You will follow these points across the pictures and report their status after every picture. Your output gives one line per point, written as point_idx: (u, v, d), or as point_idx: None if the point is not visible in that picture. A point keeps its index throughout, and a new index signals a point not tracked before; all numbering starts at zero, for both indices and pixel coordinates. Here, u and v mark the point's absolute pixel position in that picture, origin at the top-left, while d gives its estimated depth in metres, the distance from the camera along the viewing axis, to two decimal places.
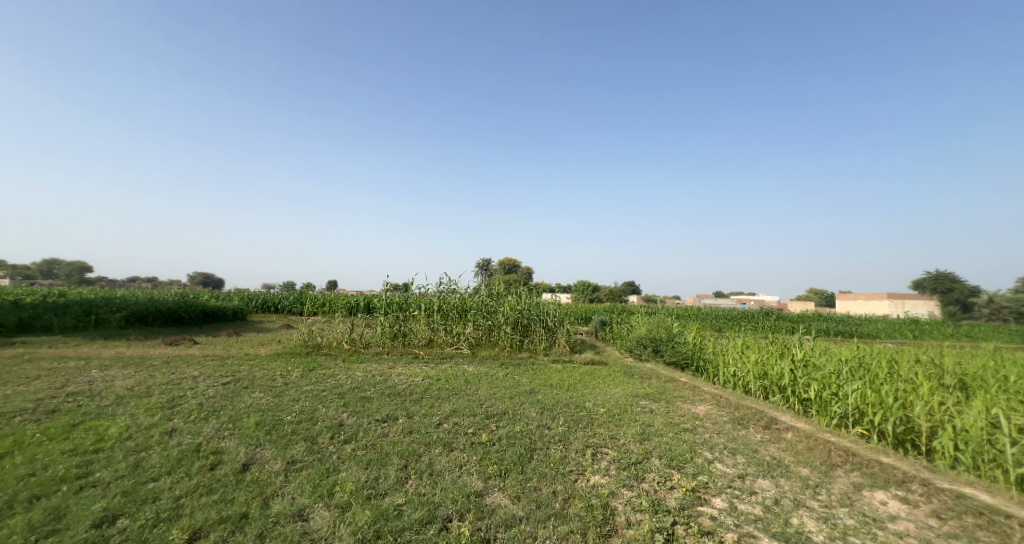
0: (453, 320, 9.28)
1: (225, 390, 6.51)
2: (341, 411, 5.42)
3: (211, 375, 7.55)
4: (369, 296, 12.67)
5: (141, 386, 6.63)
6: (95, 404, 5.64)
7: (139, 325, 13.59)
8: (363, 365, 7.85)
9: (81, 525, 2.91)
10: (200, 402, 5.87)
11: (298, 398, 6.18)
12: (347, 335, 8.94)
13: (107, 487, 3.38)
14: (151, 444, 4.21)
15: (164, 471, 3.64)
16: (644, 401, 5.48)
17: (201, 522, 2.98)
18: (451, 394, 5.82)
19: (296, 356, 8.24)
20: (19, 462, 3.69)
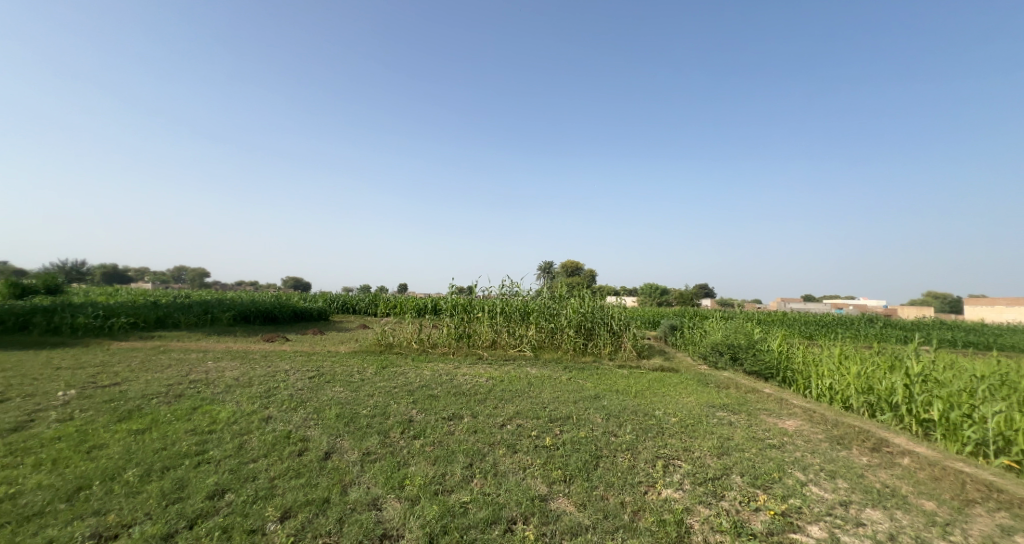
0: (515, 323, 9.37)
1: (312, 383, 7.08)
2: (411, 408, 5.66)
3: (300, 369, 8.24)
4: (436, 298, 13.12)
5: (244, 377, 7.40)
6: (211, 390, 6.41)
7: (244, 323, 15.27)
8: (431, 364, 8.15)
9: (198, 495, 3.29)
10: (290, 393, 6.43)
11: (373, 393, 6.56)
12: (416, 336, 9.33)
13: (218, 463, 3.80)
14: (252, 429, 4.67)
15: (261, 453, 4.02)
16: (721, 412, 5.16)
17: (290, 502, 3.25)
18: (514, 396, 5.85)
19: (371, 354, 8.74)
20: (152, 437, 4.27)
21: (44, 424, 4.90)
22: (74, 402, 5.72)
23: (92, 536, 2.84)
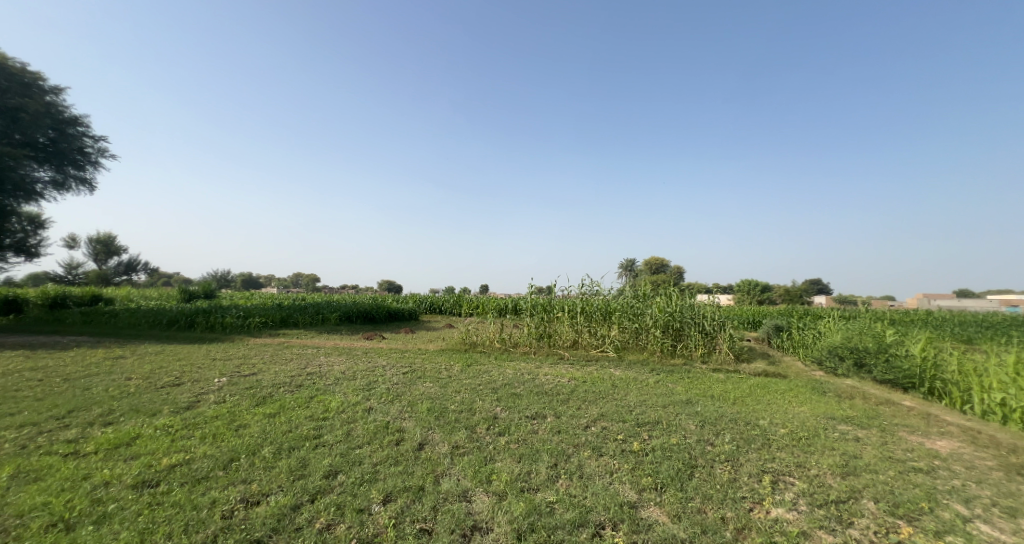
0: (597, 322, 9.17)
1: (405, 378, 7.57)
2: (495, 405, 5.79)
3: (395, 365, 8.84)
4: (516, 298, 13.27)
5: (349, 371, 8.12)
6: (324, 381, 7.14)
7: (349, 323, 16.86)
8: (514, 363, 8.28)
9: (317, 474, 3.67)
10: (388, 386, 6.94)
11: (459, 390, 6.82)
12: (498, 335, 9.54)
13: (331, 446, 4.21)
14: (357, 418, 5.10)
15: (365, 440, 4.37)
16: (843, 425, 4.60)
17: (391, 487, 3.48)
18: (599, 397, 5.71)
19: (457, 352, 9.12)
20: (279, 422, 4.86)
21: (206, 404, 5.85)
22: (225, 387, 6.75)
23: (240, 500, 3.30)
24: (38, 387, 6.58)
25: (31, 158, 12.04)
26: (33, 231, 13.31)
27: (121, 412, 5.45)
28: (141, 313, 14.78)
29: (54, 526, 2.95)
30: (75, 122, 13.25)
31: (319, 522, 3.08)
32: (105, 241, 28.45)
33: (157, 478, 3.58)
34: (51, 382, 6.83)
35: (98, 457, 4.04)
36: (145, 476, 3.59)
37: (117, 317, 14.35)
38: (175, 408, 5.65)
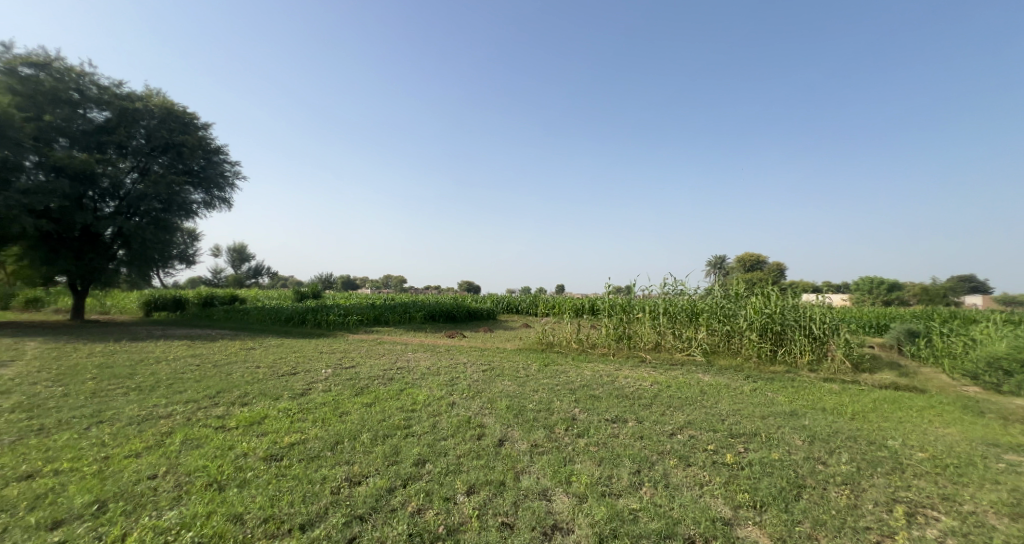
0: (682, 324, 8.69)
1: (484, 375, 7.76)
2: (573, 406, 5.71)
3: (474, 363, 9.12)
4: (593, 299, 13.00)
5: (433, 367, 8.53)
6: (412, 376, 7.57)
7: (433, 321, 17.79)
8: (592, 365, 8.15)
9: (407, 461, 3.89)
10: (469, 383, 7.17)
11: (536, 389, 6.85)
12: (575, 336, 9.47)
13: (420, 437, 4.43)
14: (442, 411, 5.32)
15: (449, 433, 4.53)
16: (1010, 455, 3.86)
17: (475, 480, 3.58)
18: (685, 404, 5.38)
19: (534, 352, 9.19)
20: (375, 411, 5.22)
21: (316, 392, 6.50)
22: (331, 378, 7.44)
23: (345, 479, 3.59)
24: (192, 370, 7.78)
25: (187, 182, 14.45)
26: (193, 241, 15.62)
27: (253, 395, 6.25)
28: (266, 310, 17.01)
29: (208, 486, 3.45)
30: (218, 149, 15.65)
31: (411, 505, 3.26)
32: (239, 250, 32.86)
33: (282, 453, 4.03)
34: (203, 367, 8.07)
35: (238, 431, 4.68)
36: (273, 450, 4.07)
37: (250, 315, 16.77)
38: (292, 394, 6.35)
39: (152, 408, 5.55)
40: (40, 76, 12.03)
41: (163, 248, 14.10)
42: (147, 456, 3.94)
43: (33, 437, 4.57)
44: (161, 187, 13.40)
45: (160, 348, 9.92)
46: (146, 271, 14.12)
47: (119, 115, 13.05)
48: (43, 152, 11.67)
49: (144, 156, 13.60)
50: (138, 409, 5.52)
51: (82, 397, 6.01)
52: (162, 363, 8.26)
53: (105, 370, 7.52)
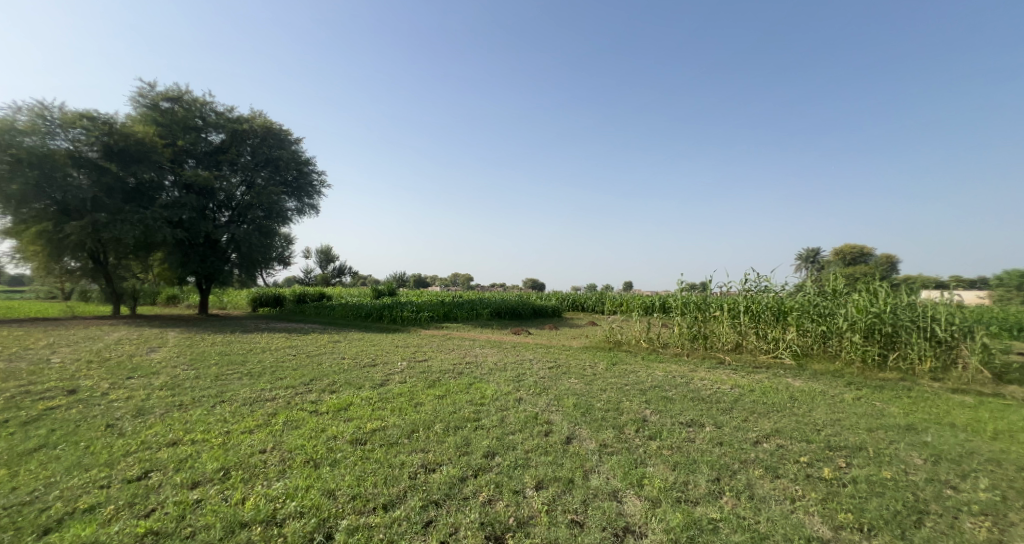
0: (766, 323, 8.05)
1: (551, 372, 7.74)
2: (644, 407, 5.51)
3: (541, 359, 9.14)
4: (664, 295, 12.37)
5: (501, 362, 8.68)
6: (480, 371, 7.75)
7: (500, 318, 18.11)
8: (663, 365, 7.84)
9: (477, 453, 3.99)
10: (536, 380, 7.17)
11: (605, 388, 6.69)
12: (645, 334, 9.22)
13: (489, 430, 4.52)
14: (509, 406, 5.36)
15: (517, 428, 4.56)
16: None
17: (544, 475, 3.58)
18: (771, 410, 4.97)
19: (600, 351, 9.15)
20: (446, 403, 5.40)
21: (393, 382, 6.86)
22: (406, 370, 7.82)
23: (421, 466, 3.80)
24: (289, 359, 8.63)
25: (284, 192, 16.17)
26: (289, 244, 17.23)
27: (340, 383, 6.78)
28: (349, 306, 18.35)
29: (305, 464, 3.90)
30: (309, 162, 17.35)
31: (483, 495, 3.36)
32: (325, 253, 35.59)
33: (366, 438, 4.39)
34: (298, 356, 8.91)
35: (330, 415, 5.14)
36: (358, 434, 4.45)
37: (335, 310, 18.21)
38: (373, 383, 6.77)
39: (261, 391, 6.28)
40: (174, 109, 14.41)
41: (265, 251, 15.59)
42: (258, 433, 4.62)
43: (175, 411, 5.39)
44: (262, 197, 15.16)
45: (265, 339, 11.10)
46: (253, 271, 15.78)
47: (231, 136, 15.09)
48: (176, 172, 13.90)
49: (251, 171, 15.53)
50: (249, 391, 6.27)
51: (207, 379, 6.88)
52: (266, 352, 9.26)
53: (223, 357, 8.63)
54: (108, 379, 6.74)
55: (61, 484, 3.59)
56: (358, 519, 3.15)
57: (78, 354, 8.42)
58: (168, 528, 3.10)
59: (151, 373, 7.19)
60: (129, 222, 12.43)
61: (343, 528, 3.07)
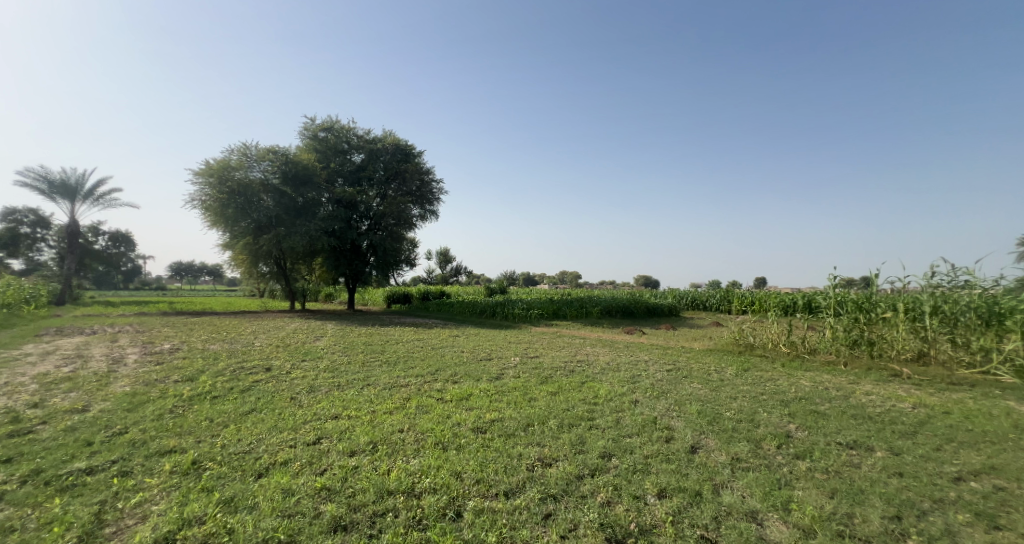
0: (967, 330, 6.53)
1: (670, 375, 7.33)
2: (786, 421, 4.98)
3: (658, 361, 8.68)
4: (809, 293, 10.78)
5: (614, 362, 8.47)
6: (592, 369, 7.69)
7: (611, 316, 17.63)
8: (811, 374, 6.88)
9: (594, 452, 4.21)
10: (652, 382, 6.84)
11: (735, 396, 6.11)
12: (785, 338, 8.20)
13: (604, 431, 4.70)
14: (624, 408, 5.41)
15: (635, 431, 4.67)
16: None
17: (665, 483, 3.65)
18: (987, 443, 3.99)
19: (728, 355, 8.42)
20: (560, 400, 5.76)
21: (507, 377, 7.11)
22: (519, 365, 8.02)
23: (538, 459, 4.11)
24: (417, 350, 9.45)
25: (412, 201, 17.83)
26: (414, 247, 18.86)
27: (460, 374, 7.23)
28: (465, 303, 19.46)
29: (435, 445, 4.42)
30: (432, 172, 18.83)
31: (601, 496, 3.53)
32: (444, 254, 38.19)
33: (485, 426, 4.88)
34: (424, 348, 9.71)
35: (453, 404, 5.65)
36: (478, 424, 4.94)
37: (453, 308, 19.46)
38: (490, 376, 7.08)
39: (397, 377, 6.96)
40: (328, 137, 16.98)
41: (396, 254, 17.26)
42: (396, 414, 5.23)
43: (335, 391, 6.22)
44: (393, 206, 16.91)
45: (397, 332, 12.32)
46: (387, 273, 17.57)
47: (369, 155, 17.16)
48: (330, 190, 16.25)
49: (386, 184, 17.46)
50: (388, 376, 7.03)
51: (355, 364, 7.85)
52: (399, 344, 10.29)
53: (366, 346, 9.83)
54: (288, 360, 8.10)
55: (266, 440, 4.48)
56: (483, 502, 3.51)
57: (268, 339, 10.25)
58: (336, 486, 3.66)
59: (316, 357, 8.48)
60: (298, 233, 14.87)
61: (470, 508, 3.43)
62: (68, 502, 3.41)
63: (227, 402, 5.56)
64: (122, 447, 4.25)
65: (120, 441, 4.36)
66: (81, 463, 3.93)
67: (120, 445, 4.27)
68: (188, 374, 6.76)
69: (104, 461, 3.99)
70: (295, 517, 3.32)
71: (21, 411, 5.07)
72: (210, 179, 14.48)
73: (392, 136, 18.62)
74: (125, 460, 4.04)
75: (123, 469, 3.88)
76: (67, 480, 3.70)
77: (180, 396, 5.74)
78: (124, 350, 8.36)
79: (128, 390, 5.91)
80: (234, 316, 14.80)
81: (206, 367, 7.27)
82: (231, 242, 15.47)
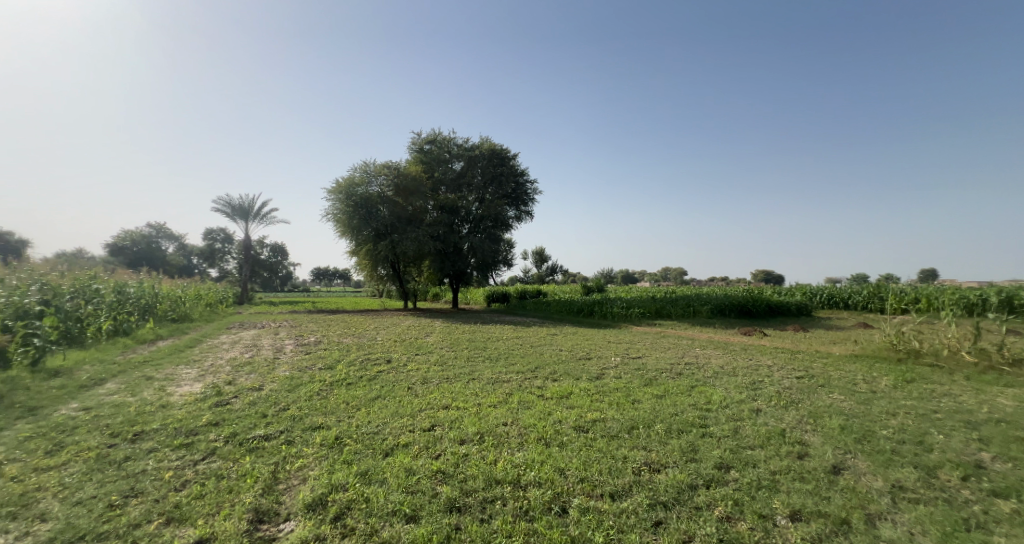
0: None
1: (801, 384, 6.49)
2: (972, 448, 4.12)
3: (785, 366, 7.69)
4: (1005, 289, 8.63)
5: (729, 366, 7.74)
6: (703, 373, 7.19)
7: (724, 316, 16.11)
8: (1011, 391, 5.48)
9: (708, 462, 3.96)
10: (778, 391, 6.18)
11: (893, 411, 5.16)
12: (970, 345, 6.65)
13: (720, 439, 4.44)
14: (744, 417, 5.09)
15: (758, 443, 4.34)
16: None
17: (799, 504, 3.33)
18: None
19: (883, 363, 7.12)
20: (666, 404, 5.47)
21: (609, 377, 6.88)
22: (621, 366, 7.70)
23: (645, 464, 3.91)
24: (517, 348, 9.50)
25: (507, 203, 18.19)
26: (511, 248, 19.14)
27: (561, 372, 7.10)
28: (562, 302, 19.27)
29: (538, 440, 4.35)
30: (526, 173, 18.98)
31: (719, 510, 3.31)
32: (540, 254, 38.43)
33: (588, 426, 4.71)
34: (524, 345, 9.76)
35: (555, 401, 5.56)
36: (581, 422, 4.79)
37: (550, 306, 19.41)
38: (590, 376, 6.88)
39: (500, 373, 7.03)
40: (432, 149, 18.14)
41: (494, 255, 17.65)
42: (499, 408, 5.24)
43: (445, 383, 6.45)
44: (491, 209, 17.33)
45: (497, 330, 12.60)
46: (487, 274, 18.04)
47: (467, 162, 17.91)
48: (435, 198, 17.24)
49: (483, 189, 18.07)
50: (492, 371, 7.14)
51: (462, 359, 8.16)
52: (502, 341, 10.50)
53: (471, 342, 10.21)
54: (404, 353, 8.70)
55: (390, 423, 4.75)
56: (588, 501, 3.37)
57: (388, 334, 11.10)
58: (450, 471, 3.72)
59: (427, 351, 8.99)
60: (409, 239, 16.00)
61: (576, 506, 3.31)
62: (253, 460, 3.92)
63: (358, 389, 6.04)
64: (287, 420, 4.81)
65: (285, 415, 4.96)
66: (261, 430, 4.52)
67: (286, 419, 4.85)
68: (328, 363, 7.56)
69: (276, 430, 4.55)
70: (417, 495, 3.40)
71: (221, 386, 6.08)
72: (338, 195, 16.32)
73: (488, 142, 19.25)
74: (290, 431, 4.56)
75: (289, 438, 4.37)
76: (252, 443, 4.26)
77: (324, 381, 6.41)
78: (284, 341, 9.75)
79: (289, 374, 6.77)
80: (361, 314, 16.31)
81: (341, 357, 8.10)
82: (356, 250, 17.24)
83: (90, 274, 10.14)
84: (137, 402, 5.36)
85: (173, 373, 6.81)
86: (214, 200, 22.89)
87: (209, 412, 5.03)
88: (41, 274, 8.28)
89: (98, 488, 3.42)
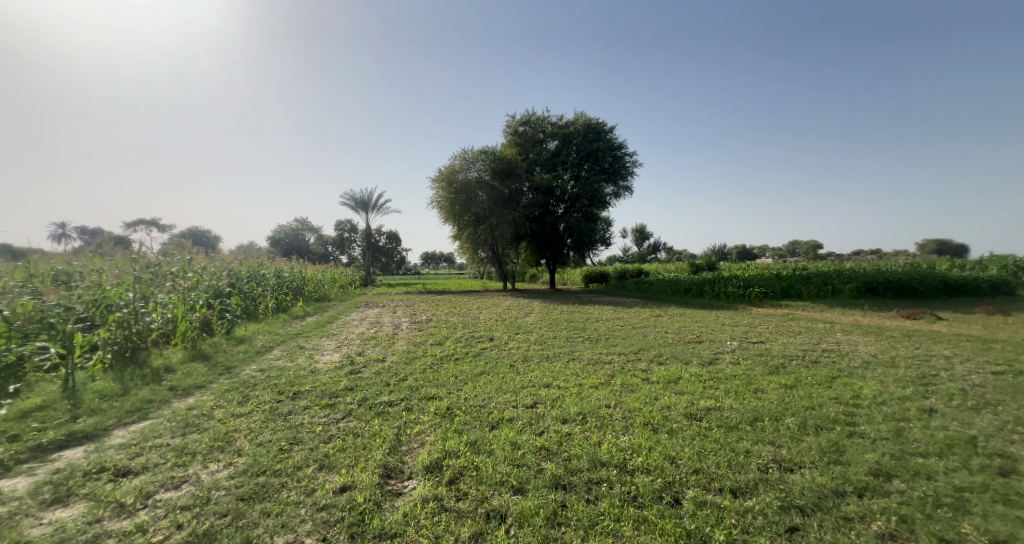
0: None
1: (1002, 382, 4.69)
2: None
3: (974, 358, 5.74)
4: None
5: (886, 355, 6.02)
6: (847, 362, 5.65)
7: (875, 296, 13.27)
8: None
9: (859, 467, 2.81)
10: (963, 388, 4.52)
11: None
12: None
13: (875, 442, 3.18)
14: (910, 418, 3.67)
15: (934, 451, 3.03)
16: None
17: (1006, 534, 2.19)
18: None
19: None
20: (798, 396, 4.22)
21: (724, 362, 5.74)
22: (739, 350, 6.45)
23: (773, 461, 2.89)
24: (618, 329, 8.57)
25: (605, 179, 16.84)
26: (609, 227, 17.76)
27: (666, 355, 6.10)
28: (668, 281, 17.68)
29: (644, 425, 3.50)
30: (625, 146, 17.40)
31: (878, 525, 2.30)
32: (642, 231, 36.18)
33: (701, 415, 3.73)
34: (625, 326, 8.81)
35: (660, 385, 4.64)
36: (692, 410, 3.81)
37: (654, 285, 17.90)
38: (701, 361, 5.79)
39: (600, 353, 6.26)
40: (526, 129, 17.37)
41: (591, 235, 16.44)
42: (601, 390, 4.48)
43: (545, 361, 5.87)
44: (588, 186, 16.16)
45: (595, 310, 11.76)
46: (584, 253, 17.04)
47: (563, 140, 16.86)
48: (530, 179, 16.59)
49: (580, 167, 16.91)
50: (591, 352, 6.40)
51: (561, 338, 7.52)
52: (604, 321, 9.68)
53: (570, 322, 9.56)
54: (505, 331, 8.34)
55: (496, 398, 4.26)
56: (704, 495, 2.54)
57: (490, 313, 10.93)
58: (554, 448, 3.07)
59: (527, 329, 8.53)
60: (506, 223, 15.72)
61: (691, 497, 2.50)
62: (382, 423, 3.66)
63: (462, 363, 5.72)
64: (406, 390, 4.57)
65: (405, 385, 4.76)
66: (386, 397, 4.33)
67: (405, 389, 4.60)
68: (438, 339, 7.45)
69: (398, 398, 4.32)
70: (522, 468, 2.81)
71: (354, 356, 6.23)
72: (440, 183, 16.59)
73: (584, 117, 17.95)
74: (409, 399, 4.29)
75: (409, 406, 4.10)
76: (379, 407, 4.06)
77: (434, 355, 6.23)
78: (401, 318, 10.06)
79: (406, 347, 6.78)
80: (465, 293, 16.55)
81: (449, 334, 8.00)
82: (457, 233, 17.44)
83: (259, 261, 11.44)
84: (295, 366, 5.61)
85: (318, 343, 7.23)
86: (347, 195, 25.24)
87: (345, 378, 5.03)
88: (228, 262, 9.41)
89: (274, 434, 3.39)
